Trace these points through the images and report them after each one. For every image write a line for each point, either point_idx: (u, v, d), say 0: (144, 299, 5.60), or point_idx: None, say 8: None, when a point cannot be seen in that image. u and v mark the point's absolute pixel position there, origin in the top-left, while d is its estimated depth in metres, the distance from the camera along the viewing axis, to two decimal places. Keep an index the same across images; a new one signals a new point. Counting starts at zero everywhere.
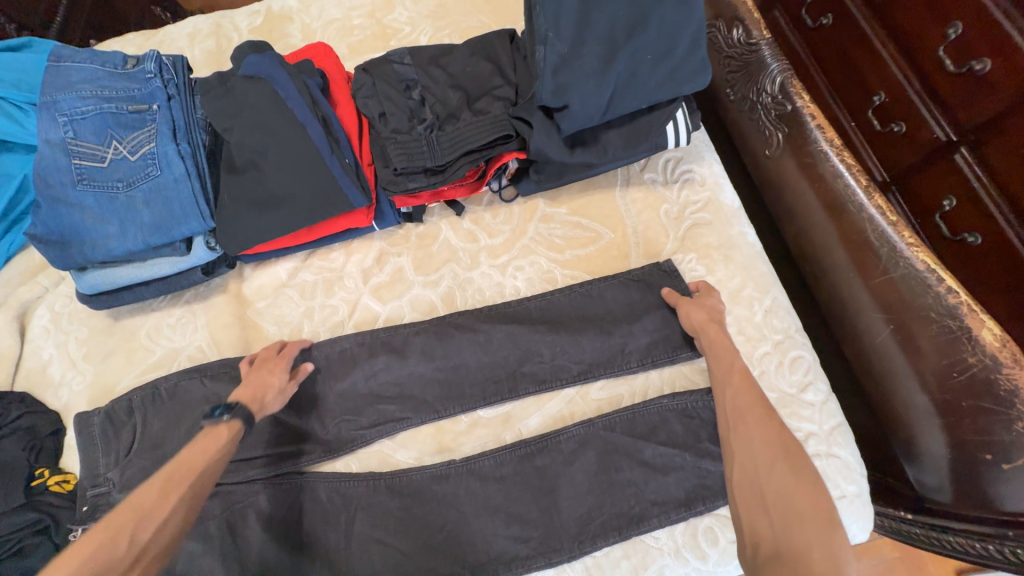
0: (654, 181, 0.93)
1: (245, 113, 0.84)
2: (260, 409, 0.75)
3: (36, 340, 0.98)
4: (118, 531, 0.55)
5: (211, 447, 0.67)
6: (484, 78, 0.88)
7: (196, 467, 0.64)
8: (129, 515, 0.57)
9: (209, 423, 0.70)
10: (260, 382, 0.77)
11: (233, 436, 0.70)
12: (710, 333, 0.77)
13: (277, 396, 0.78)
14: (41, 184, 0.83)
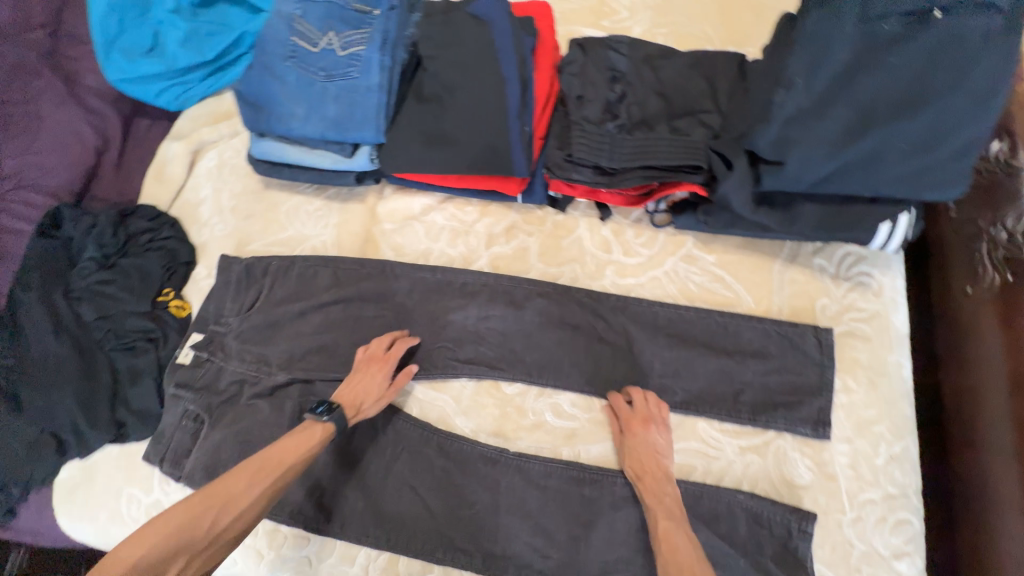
0: (823, 270, 0.83)
1: (455, 49, 0.83)
2: (354, 416, 0.79)
3: (199, 178, 1.08)
4: (207, 508, 0.65)
5: (302, 444, 0.74)
6: (694, 96, 0.81)
7: (284, 459, 0.72)
8: (222, 493, 0.67)
9: (311, 418, 0.77)
10: (363, 390, 0.81)
11: (324, 437, 0.76)
12: (644, 487, 0.72)
13: (374, 405, 0.81)
14: (260, 49, 0.91)
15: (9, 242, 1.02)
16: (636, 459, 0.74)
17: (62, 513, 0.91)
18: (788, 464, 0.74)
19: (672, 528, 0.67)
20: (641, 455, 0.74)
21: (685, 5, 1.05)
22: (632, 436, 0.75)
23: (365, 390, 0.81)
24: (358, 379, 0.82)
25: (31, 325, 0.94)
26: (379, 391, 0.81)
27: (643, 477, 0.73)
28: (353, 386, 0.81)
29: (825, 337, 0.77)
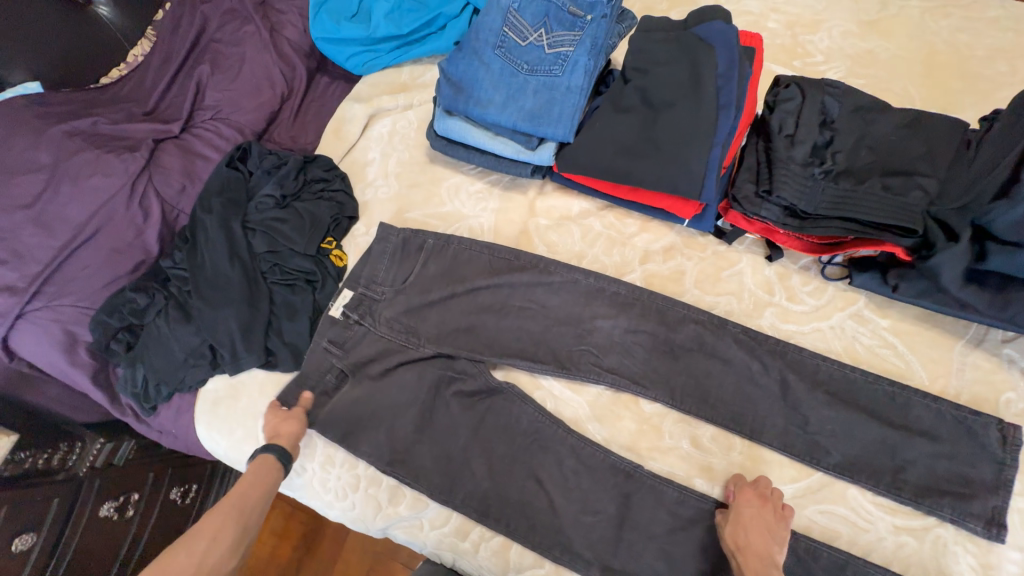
0: (1012, 361, 0.78)
1: (667, 67, 0.86)
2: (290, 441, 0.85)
3: (370, 140, 1.14)
4: (181, 546, 0.73)
5: (250, 475, 0.81)
6: (913, 155, 0.78)
7: (241, 488, 0.80)
8: (202, 530, 0.75)
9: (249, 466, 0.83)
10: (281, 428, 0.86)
11: (271, 467, 0.82)
12: (747, 561, 0.67)
13: (297, 424, 0.86)
14: (473, 35, 0.96)
15: (199, 166, 1.12)
16: (741, 530, 0.70)
17: (202, 420, 1.00)
18: (947, 556, 0.70)
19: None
20: (749, 527, 0.70)
21: (889, 60, 1.01)
22: (748, 509, 0.72)
23: (275, 426, 0.86)
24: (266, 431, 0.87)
25: (208, 246, 1.01)
26: (293, 424, 0.86)
27: (751, 554, 0.68)
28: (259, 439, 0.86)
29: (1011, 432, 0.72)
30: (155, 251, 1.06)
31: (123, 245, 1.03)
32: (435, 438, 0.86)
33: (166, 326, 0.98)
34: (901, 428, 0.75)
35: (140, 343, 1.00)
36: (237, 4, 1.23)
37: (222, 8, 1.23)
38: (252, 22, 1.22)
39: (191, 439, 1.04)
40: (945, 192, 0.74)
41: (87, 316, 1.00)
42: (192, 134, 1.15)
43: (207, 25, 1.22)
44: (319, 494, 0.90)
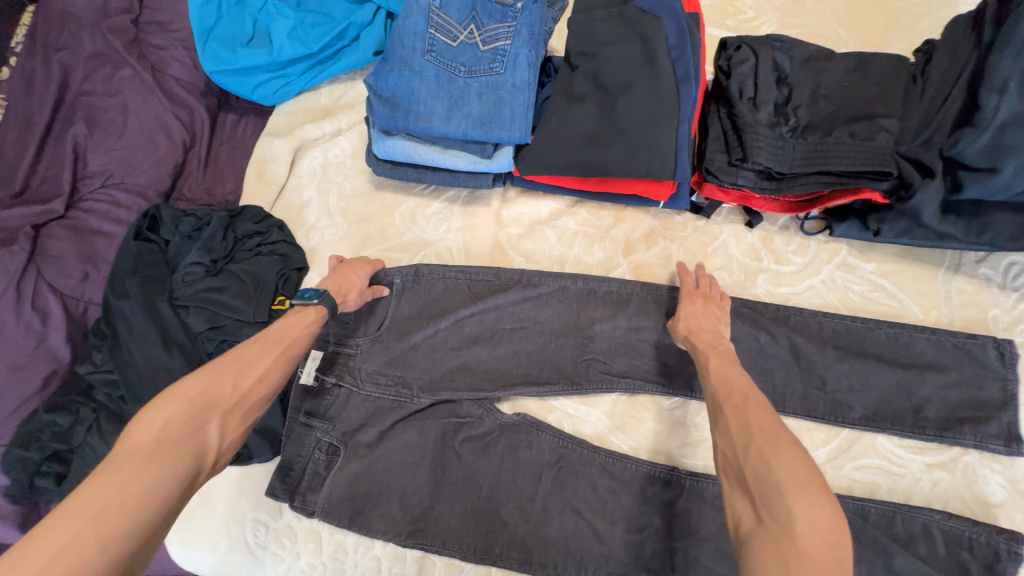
0: (989, 280, 0.81)
1: (614, 47, 0.80)
2: (340, 305, 0.78)
3: (302, 178, 1.01)
4: (225, 372, 0.60)
5: (300, 324, 0.71)
6: (871, 99, 0.77)
7: (292, 336, 0.69)
8: (238, 363, 0.61)
9: (300, 302, 0.74)
10: (344, 281, 0.81)
11: (321, 320, 0.74)
12: (698, 338, 0.72)
13: (356, 300, 0.81)
14: (397, 43, 0.85)
15: (99, 245, 0.94)
16: (689, 318, 0.76)
17: (175, 541, 0.83)
18: (978, 481, 0.72)
19: (724, 365, 0.66)
20: (697, 316, 0.76)
21: (815, 6, 1.00)
22: (691, 303, 0.78)
23: (349, 281, 0.82)
24: (340, 273, 0.82)
25: (135, 337, 0.86)
26: (352, 285, 0.81)
27: (701, 333, 0.73)
28: (336, 278, 0.81)
29: (1007, 348, 0.74)
30: (68, 356, 0.89)
31: (24, 359, 0.86)
32: (454, 491, 0.78)
33: (105, 442, 0.83)
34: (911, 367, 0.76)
35: (75, 469, 0.84)
36: (102, 46, 1.03)
37: (83, 53, 1.02)
38: (128, 64, 1.03)
39: (166, 562, 0.88)
40: (906, 131, 0.74)
41: (0, 453, 0.83)
42: (82, 208, 0.96)
43: (70, 76, 1.02)
44: None
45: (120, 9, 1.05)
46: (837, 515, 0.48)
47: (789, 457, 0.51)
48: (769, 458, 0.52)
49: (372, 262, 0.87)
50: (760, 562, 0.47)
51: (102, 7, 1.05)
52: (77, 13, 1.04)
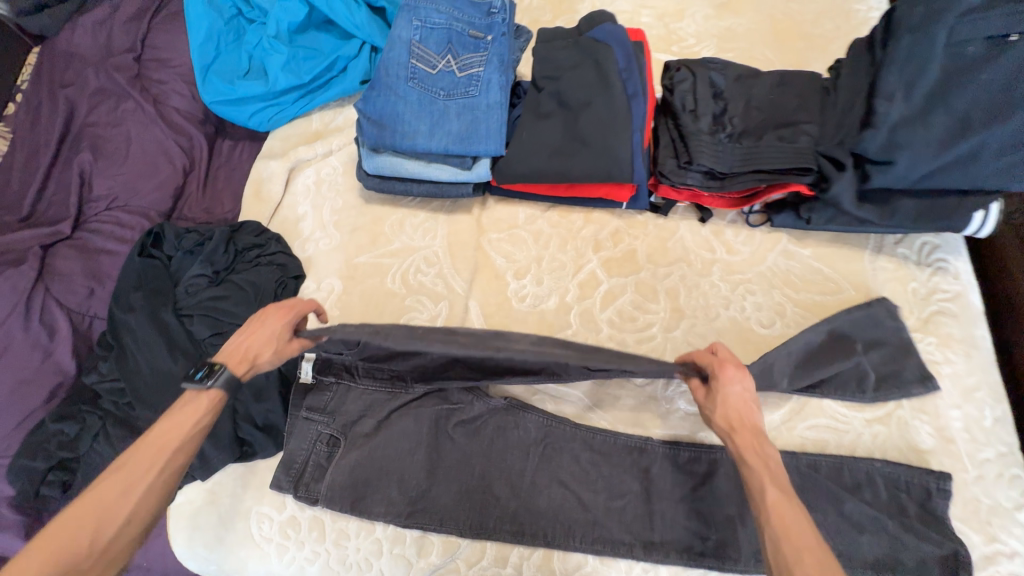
0: (907, 258, 0.93)
1: (573, 70, 0.93)
2: (248, 369, 0.72)
3: (296, 195, 1.10)
4: (79, 527, 0.55)
5: (191, 420, 0.66)
6: (793, 108, 0.90)
7: (167, 453, 0.63)
8: (96, 508, 0.57)
9: (191, 385, 0.68)
10: (258, 342, 0.74)
11: (217, 404, 0.69)
12: (743, 440, 0.67)
13: (273, 357, 0.75)
14: (382, 73, 0.96)
15: (104, 263, 0.99)
16: (730, 411, 0.69)
17: (181, 540, 0.87)
18: (912, 431, 0.82)
19: (782, 499, 0.60)
20: (735, 405, 0.69)
21: (746, 33, 1.16)
22: (728, 383, 0.70)
23: (263, 340, 0.74)
24: (254, 332, 0.74)
25: (141, 345, 0.91)
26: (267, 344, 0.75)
27: (741, 429, 0.68)
28: (247, 335, 0.74)
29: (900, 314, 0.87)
30: (73, 369, 0.93)
31: (30, 373, 0.90)
32: (448, 473, 0.84)
33: (111, 448, 0.87)
34: (851, 356, 0.83)
35: (80, 477, 0.87)
36: (106, 81, 1.11)
37: (88, 88, 1.10)
38: (131, 97, 1.11)
39: (171, 565, 0.91)
40: (825, 133, 0.87)
41: (6, 465, 0.86)
42: (87, 230, 1.02)
43: (75, 110, 1.09)
44: None
45: (123, 48, 1.14)
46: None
47: None
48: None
49: (295, 308, 0.79)
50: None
51: (105, 47, 1.14)
52: (83, 54, 1.13)
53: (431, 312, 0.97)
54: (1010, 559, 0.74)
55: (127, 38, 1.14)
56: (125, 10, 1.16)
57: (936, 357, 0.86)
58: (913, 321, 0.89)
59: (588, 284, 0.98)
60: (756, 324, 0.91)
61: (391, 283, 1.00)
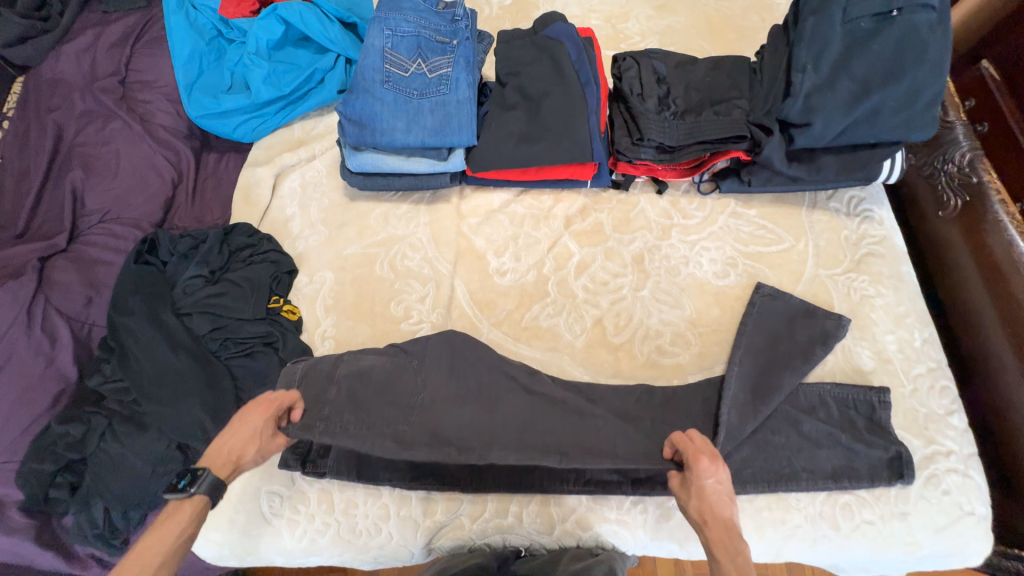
0: (838, 210, 1.06)
1: (532, 66, 1.04)
2: (232, 472, 0.72)
3: (284, 198, 1.16)
4: None
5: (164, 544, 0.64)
6: (726, 87, 1.03)
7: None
8: None
9: (173, 492, 0.67)
10: (239, 444, 0.73)
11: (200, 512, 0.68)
12: (714, 532, 0.69)
13: (256, 456, 0.75)
14: (359, 77, 1.05)
15: (101, 272, 1.03)
16: (700, 504, 0.71)
17: None
18: (856, 356, 0.93)
19: None
20: (710, 499, 0.71)
21: (684, 29, 1.30)
22: (699, 473, 0.72)
23: (244, 440, 0.74)
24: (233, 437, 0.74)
25: (142, 345, 0.95)
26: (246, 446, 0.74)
27: (712, 525, 0.70)
28: (229, 435, 0.74)
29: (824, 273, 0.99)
30: (75, 374, 0.96)
31: (33, 380, 0.92)
32: None
33: (118, 444, 0.90)
34: (795, 372, 0.88)
35: (88, 476, 0.89)
36: (93, 104, 1.17)
37: (75, 111, 1.16)
38: (118, 118, 1.17)
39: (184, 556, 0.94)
40: (754, 106, 1.00)
41: (14, 469, 0.88)
42: (82, 242, 1.07)
43: (64, 132, 1.14)
44: (350, 543, 0.87)
45: (108, 73, 1.20)
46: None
47: None
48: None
49: (279, 400, 0.79)
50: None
51: (89, 72, 1.20)
52: (67, 80, 1.18)
53: (420, 294, 1.05)
54: (947, 456, 0.85)
55: (111, 64, 1.21)
56: (107, 38, 1.23)
57: (870, 292, 0.98)
58: (848, 263, 1.01)
59: (562, 257, 1.08)
60: (712, 278, 1.03)
61: (380, 270, 1.08)
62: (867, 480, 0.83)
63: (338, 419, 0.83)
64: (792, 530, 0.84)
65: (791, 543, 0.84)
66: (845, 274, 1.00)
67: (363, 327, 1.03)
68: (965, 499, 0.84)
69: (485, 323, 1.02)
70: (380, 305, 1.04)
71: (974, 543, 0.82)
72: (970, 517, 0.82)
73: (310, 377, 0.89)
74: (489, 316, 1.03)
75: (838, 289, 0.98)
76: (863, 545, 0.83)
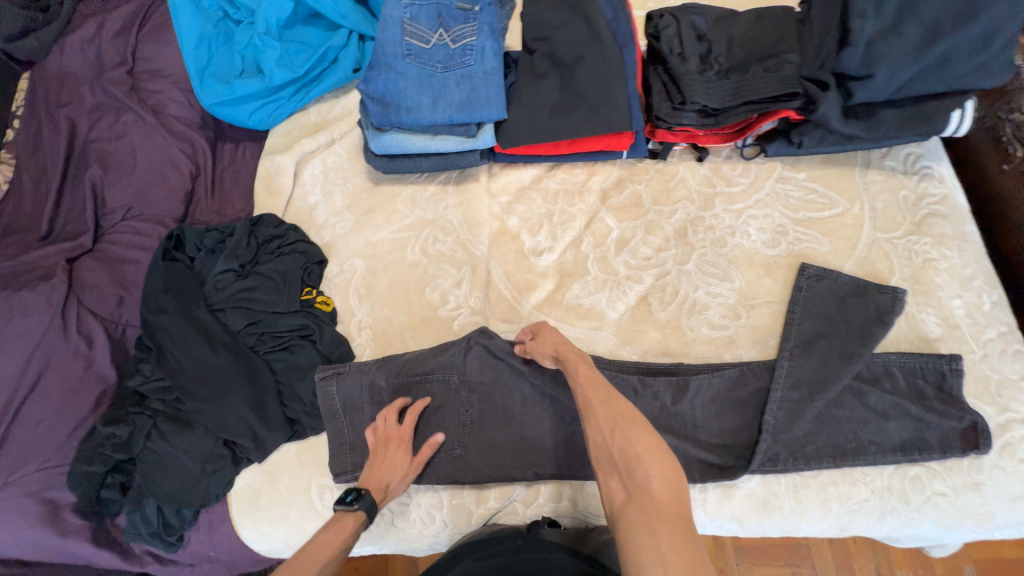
0: (895, 169, 0.99)
1: (562, 29, 0.97)
2: (382, 498, 0.80)
3: (306, 186, 1.13)
4: None
5: (339, 535, 0.72)
6: (774, 41, 0.95)
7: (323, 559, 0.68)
8: None
9: (340, 506, 0.75)
10: (392, 476, 0.81)
11: (359, 528, 0.74)
12: (565, 351, 0.79)
13: (400, 482, 0.82)
14: (379, 52, 0.99)
15: (129, 272, 1.01)
16: (552, 343, 0.82)
17: (246, 522, 0.91)
18: (921, 323, 0.88)
19: (588, 368, 0.75)
20: (550, 340, 0.83)
21: None
22: (548, 334, 0.84)
23: (391, 470, 0.82)
24: (380, 460, 0.82)
25: (179, 343, 0.93)
26: (394, 483, 0.81)
27: (564, 349, 0.80)
28: (375, 468, 0.81)
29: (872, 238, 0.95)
30: (114, 376, 0.95)
31: (75, 383, 0.91)
32: (486, 432, 0.88)
33: (166, 443, 0.89)
34: (856, 358, 0.83)
35: (137, 477, 0.89)
36: (103, 97, 1.13)
37: (86, 106, 1.12)
38: (130, 110, 1.13)
39: (237, 550, 0.93)
40: (805, 59, 0.91)
41: (63, 474, 0.87)
42: (107, 241, 1.04)
43: (76, 128, 1.11)
44: (405, 532, 0.87)
45: (115, 64, 1.16)
46: (681, 469, 0.61)
47: (644, 433, 0.63)
48: (633, 441, 0.63)
49: (407, 444, 0.84)
50: (633, 528, 0.57)
51: (97, 64, 1.15)
52: (74, 73, 1.14)
53: (455, 278, 1.01)
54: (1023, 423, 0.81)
55: (117, 53, 1.17)
56: (109, 26, 1.18)
57: (933, 255, 0.92)
58: (908, 226, 0.95)
59: (600, 233, 1.03)
60: (761, 248, 0.97)
61: (412, 255, 1.04)
62: (939, 451, 0.80)
63: None
64: (857, 505, 0.81)
65: (857, 517, 0.81)
66: (905, 238, 0.94)
67: (400, 315, 1.00)
68: None
69: (525, 306, 0.99)
70: (415, 292, 1.01)
71: None
72: None
73: (352, 403, 0.90)
74: (528, 298, 0.99)
75: (899, 254, 0.93)
76: (933, 516, 0.80)
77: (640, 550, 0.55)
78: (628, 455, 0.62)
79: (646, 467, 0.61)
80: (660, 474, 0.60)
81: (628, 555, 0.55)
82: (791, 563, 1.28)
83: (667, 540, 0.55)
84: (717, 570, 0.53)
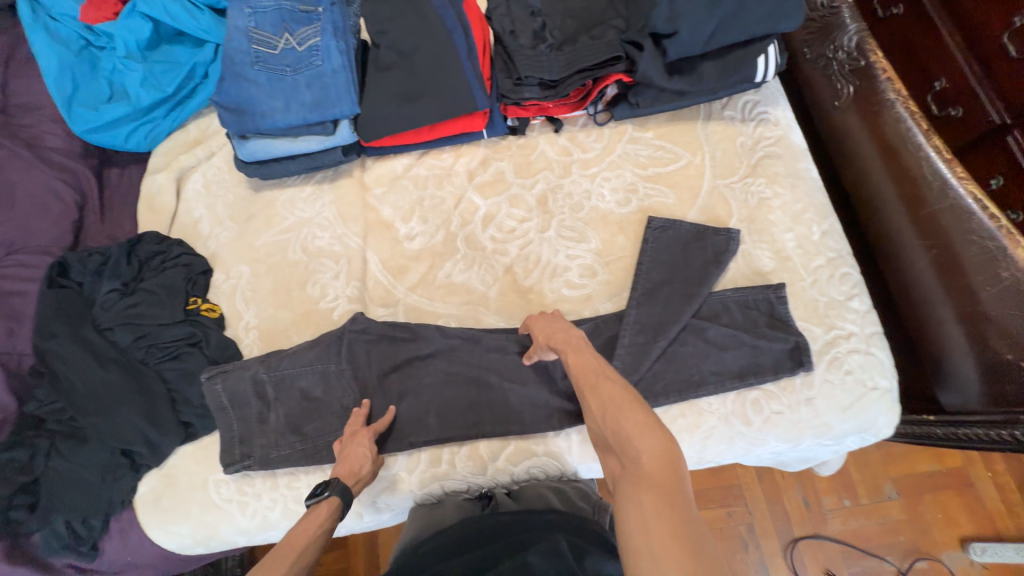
0: (733, 118, 1.05)
1: (398, 21, 1.01)
2: (356, 484, 0.81)
3: (190, 201, 1.16)
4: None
5: (312, 526, 0.72)
6: (599, 10, 1.01)
7: (301, 543, 0.69)
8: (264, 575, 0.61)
9: (313, 500, 0.76)
10: (359, 458, 0.83)
11: (335, 512, 0.76)
12: (556, 339, 0.78)
13: (372, 467, 0.85)
14: (228, 62, 1.02)
15: (17, 302, 1.05)
16: (547, 330, 0.82)
17: (152, 523, 0.96)
18: (756, 258, 0.94)
19: (580, 354, 0.73)
20: (548, 325, 0.83)
21: None
22: (543, 320, 0.85)
23: (359, 457, 0.84)
24: (347, 450, 0.84)
25: (71, 364, 0.97)
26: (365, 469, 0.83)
27: (559, 335, 0.79)
28: (344, 458, 0.83)
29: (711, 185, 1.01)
30: (14, 404, 0.98)
31: None
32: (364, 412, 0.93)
33: (64, 459, 0.93)
34: (694, 298, 0.90)
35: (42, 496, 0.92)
36: None
37: None
38: (3, 146, 1.15)
39: (153, 552, 0.99)
40: (631, 24, 0.98)
41: None
42: None
43: None
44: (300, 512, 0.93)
45: None
46: (673, 440, 0.56)
47: (631, 409, 0.60)
48: (623, 420, 0.60)
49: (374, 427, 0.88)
50: (624, 502, 0.53)
51: None
52: None
53: (335, 270, 1.06)
54: (848, 338, 0.88)
55: None
56: None
57: (766, 194, 0.98)
58: (745, 169, 1.01)
59: (468, 212, 1.08)
60: (615, 207, 1.03)
61: (293, 254, 1.08)
62: (771, 373, 0.86)
63: (284, 441, 0.93)
64: (706, 433, 0.88)
65: (710, 444, 0.88)
66: (742, 181, 1.00)
67: (284, 312, 1.05)
68: (869, 376, 0.87)
69: (401, 288, 1.04)
70: (297, 288, 1.06)
71: (881, 416, 0.86)
72: (874, 392, 0.86)
73: (238, 399, 0.95)
74: (403, 281, 1.04)
75: (736, 197, 0.99)
76: (774, 432, 0.87)
77: (627, 522, 0.51)
78: (618, 433, 0.60)
79: (633, 442, 0.57)
80: (652, 447, 0.56)
81: (619, 531, 0.52)
82: (723, 503, 1.35)
83: (655, 509, 0.51)
84: (711, 539, 0.48)
